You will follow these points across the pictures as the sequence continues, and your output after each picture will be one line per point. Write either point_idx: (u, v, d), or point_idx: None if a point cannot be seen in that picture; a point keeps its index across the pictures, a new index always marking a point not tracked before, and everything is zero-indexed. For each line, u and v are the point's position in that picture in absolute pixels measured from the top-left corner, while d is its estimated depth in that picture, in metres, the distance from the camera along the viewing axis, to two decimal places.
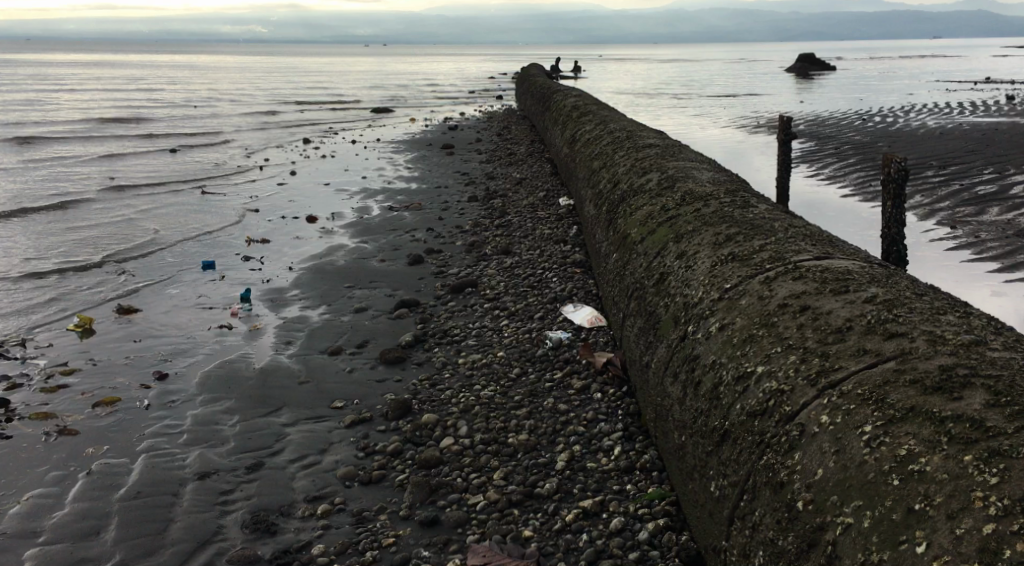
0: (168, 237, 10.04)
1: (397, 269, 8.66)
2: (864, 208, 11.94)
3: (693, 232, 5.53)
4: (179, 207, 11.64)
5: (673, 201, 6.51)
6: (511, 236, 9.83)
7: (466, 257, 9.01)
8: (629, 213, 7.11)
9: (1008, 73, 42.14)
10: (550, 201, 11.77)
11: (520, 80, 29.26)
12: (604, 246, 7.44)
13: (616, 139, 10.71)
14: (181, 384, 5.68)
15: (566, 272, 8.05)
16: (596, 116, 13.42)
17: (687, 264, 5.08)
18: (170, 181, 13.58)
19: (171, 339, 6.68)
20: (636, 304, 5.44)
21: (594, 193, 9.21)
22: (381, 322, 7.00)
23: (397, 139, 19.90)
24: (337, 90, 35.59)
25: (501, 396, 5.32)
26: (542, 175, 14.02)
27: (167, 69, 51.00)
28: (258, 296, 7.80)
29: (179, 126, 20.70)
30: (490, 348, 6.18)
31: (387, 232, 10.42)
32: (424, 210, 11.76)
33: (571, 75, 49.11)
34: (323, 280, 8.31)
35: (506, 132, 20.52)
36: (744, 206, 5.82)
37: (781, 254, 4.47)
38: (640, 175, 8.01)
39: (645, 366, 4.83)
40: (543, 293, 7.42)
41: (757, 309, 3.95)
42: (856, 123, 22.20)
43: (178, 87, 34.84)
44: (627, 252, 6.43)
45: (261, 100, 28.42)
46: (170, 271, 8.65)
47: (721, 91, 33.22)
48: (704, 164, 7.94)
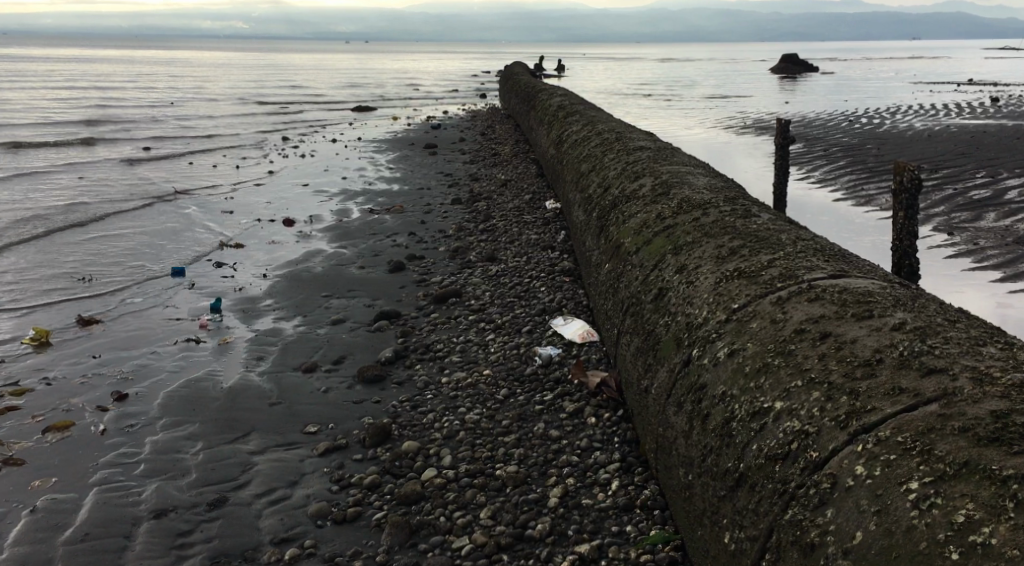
0: (137, 242, 9.61)
1: (378, 277, 8.27)
2: (858, 212, 11.65)
3: (695, 244, 5.17)
4: (151, 212, 11.19)
5: (670, 209, 6.15)
6: (497, 242, 9.46)
7: (450, 264, 8.63)
8: (622, 221, 6.74)
9: (990, 74, 42.20)
10: (536, 204, 11.41)
11: (504, 80, 28.87)
12: (595, 255, 7.07)
13: (605, 140, 10.37)
14: (142, 406, 5.28)
15: (555, 282, 7.68)
16: (583, 116, 13.05)
17: (689, 280, 4.71)
18: (143, 185, 13.13)
19: (134, 354, 6.28)
20: (632, 321, 5.08)
21: (584, 197, 8.84)
22: (359, 335, 6.61)
23: (378, 138, 19.46)
24: (318, 88, 35.08)
25: (487, 421, 4.95)
26: (527, 176, 13.64)
27: (147, 66, 50.23)
28: (229, 306, 7.39)
29: (154, 126, 20.19)
30: (475, 366, 5.80)
31: (367, 237, 10.01)
32: (406, 213, 11.36)
33: (556, 73, 48.77)
34: (299, 289, 7.91)
35: (491, 131, 20.14)
36: (746, 216, 5.48)
37: (793, 271, 4.12)
38: (633, 180, 7.65)
39: (643, 391, 4.47)
40: (531, 304, 7.07)
41: (770, 335, 3.59)
42: (843, 124, 21.96)
43: (155, 84, 34.16)
44: (621, 263, 6.07)
45: (240, 99, 27.87)
46: (137, 279, 8.23)
47: (706, 92, 32.96)
48: (700, 170, 7.60)
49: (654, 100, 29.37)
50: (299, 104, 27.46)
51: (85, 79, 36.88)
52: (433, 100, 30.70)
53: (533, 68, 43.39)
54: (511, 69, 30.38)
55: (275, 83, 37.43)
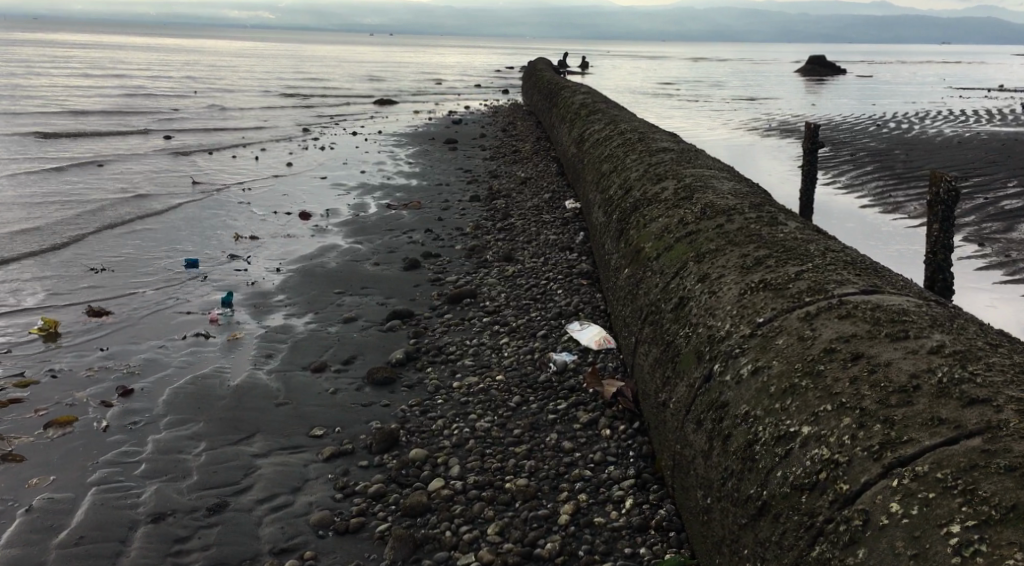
0: (152, 232, 9.52)
1: (393, 274, 8.13)
2: (885, 220, 11.40)
3: (718, 252, 4.99)
4: (168, 202, 11.11)
5: (693, 214, 5.96)
6: (514, 241, 9.30)
7: (466, 263, 8.47)
8: (643, 225, 6.56)
9: (1020, 81, 41.54)
10: (555, 203, 11.24)
11: (527, 76, 28.64)
12: (614, 259, 6.90)
13: (627, 140, 10.18)
14: (147, 402, 5.16)
15: (572, 284, 7.51)
16: (606, 115, 12.85)
17: (711, 290, 4.53)
18: (161, 175, 13.06)
19: (142, 347, 6.17)
20: (651, 331, 4.90)
21: (604, 198, 8.66)
22: (371, 335, 6.46)
23: (399, 132, 19.32)
24: (340, 80, 34.97)
25: (498, 429, 4.80)
26: (547, 175, 13.46)
27: (171, 54, 50.32)
28: (241, 301, 7.27)
29: (175, 116, 20.15)
30: (488, 370, 5.65)
31: (383, 233, 9.87)
32: (423, 209, 11.22)
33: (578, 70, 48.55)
34: (312, 285, 7.78)
35: (511, 128, 19.94)
36: (772, 224, 5.28)
37: (821, 285, 3.94)
38: (656, 182, 7.46)
39: (661, 405, 4.31)
40: (547, 307, 6.91)
41: (797, 353, 3.40)
42: (870, 129, 21.62)
43: (177, 72, 34.14)
44: (641, 268, 5.90)
45: (262, 90, 27.83)
46: (150, 270, 8.13)
47: (731, 93, 32.59)
48: (725, 173, 7.40)
49: (677, 100, 29.07)
50: (321, 96, 27.38)
51: (110, 66, 36.98)
52: (455, 95, 30.54)
53: (557, 64, 43.12)
54: (534, 65, 30.18)
55: (298, 74, 37.40)
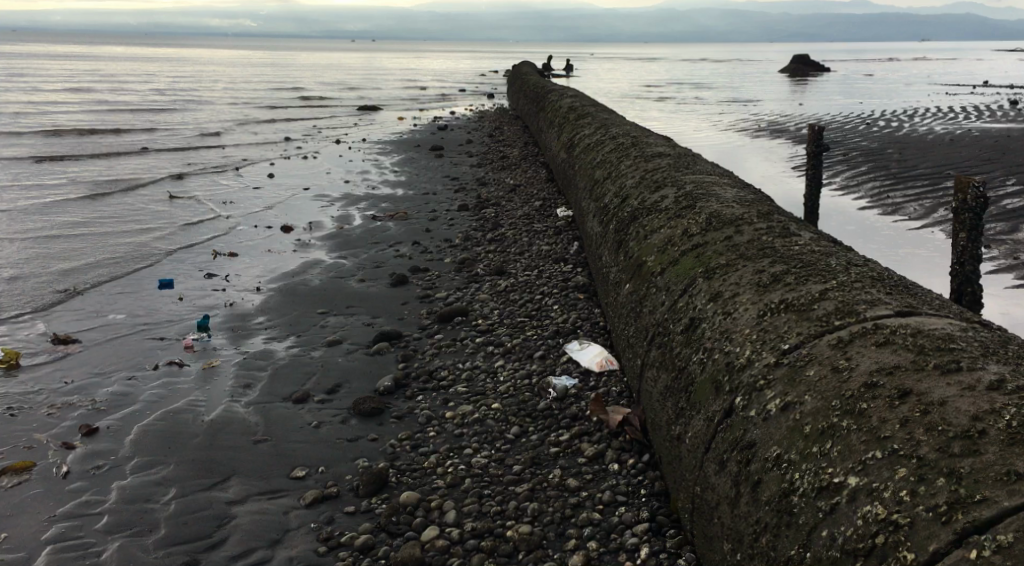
0: (126, 249, 9.09)
1: (380, 291, 7.74)
2: (885, 221, 11.09)
3: (730, 267, 4.63)
4: (144, 216, 10.67)
5: (698, 225, 5.59)
6: (505, 253, 8.93)
7: (456, 277, 8.10)
8: (644, 236, 6.20)
9: (1006, 76, 41.46)
10: (546, 211, 10.88)
11: (513, 78, 28.24)
12: (613, 273, 6.53)
13: (620, 145, 9.83)
14: (112, 442, 4.77)
15: (568, 300, 7.14)
16: (595, 119, 12.49)
17: (726, 310, 4.17)
18: (138, 187, 12.61)
19: (111, 379, 5.76)
20: (659, 354, 4.53)
21: (598, 207, 8.30)
22: (356, 359, 6.07)
23: (383, 139, 18.91)
24: (323, 87, 34.46)
25: (497, 465, 4.42)
26: (537, 181, 13.09)
27: (152, 62, 49.64)
28: (219, 323, 6.87)
29: (154, 125, 19.67)
30: (483, 398, 5.26)
31: (368, 246, 9.47)
32: (410, 220, 10.82)
33: (564, 72, 48.17)
34: (294, 304, 7.38)
35: (499, 133, 19.56)
36: (785, 235, 4.93)
37: (849, 305, 3.58)
38: (653, 190, 7.10)
39: (674, 439, 3.95)
40: (543, 325, 6.54)
41: (833, 386, 3.04)
42: (861, 127, 21.35)
43: (158, 81, 33.56)
44: (644, 284, 5.52)
45: (244, 98, 27.33)
46: (124, 291, 7.73)
47: (718, 94, 32.27)
48: (726, 180, 7.04)
49: (664, 102, 28.75)
50: (304, 103, 26.94)
51: (89, 75, 36.41)
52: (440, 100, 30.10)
53: (542, 66, 42.67)
54: (520, 68, 29.83)
55: (281, 80, 36.89)
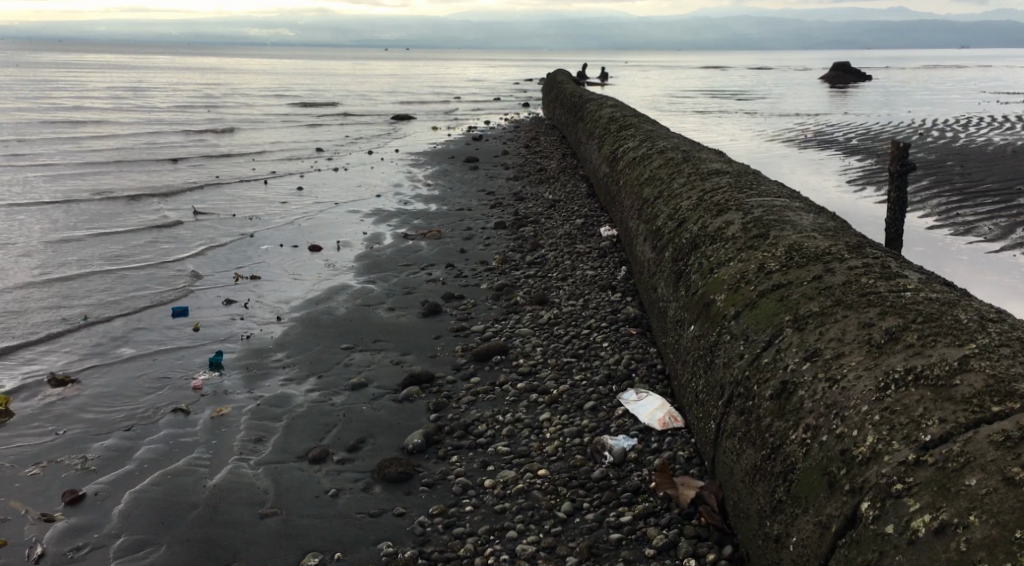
0: (142, 272, 8.52)
1: (411, 322, 7.05)
2: (959, 242, 10.18)
3: (828, 315, 3.87)
4: (164, 233, 10.12)
5: (778, 259, 4.83)
6: (547, 277, 8.23)
7: (494, 306, 7.40)
8: (709, 269, 5.44)
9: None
10: (589, 230, 10.15)
11: (549, 86, 27.48)
12: (671, 308, 5.77)
13: (669, 161, 9.09)
14: (100, 515, 4.16)
15: (619, 335, 6.40)
16: (640, 131, 11.74)
17: (829, 373, 3.41)
18: (160, 202, 12.05)
19: (107, 428, 5.14)
20: (742, 420, 3.79)
21: (650, 230, 7.55)
22: (383, 407, 5.39)
23: (417, 150, 18.27)
24: (355, 97, 33.90)
25: (547, 557, 3.76)
26: (578, 196, 12.34)
27: (189, 74, 49.66)
28: (233, 360, 6.22)
29: (183, 137, 19.18)
30: (528, 460, 4.56)
31: (399, 269, 8.81)
32: (443, 238, 10.15)
33: (600, 80, 47.35)
34: (317, 337, 6.72)
35: (535, 144, 18.86)
36: (890, 276, 4.15)
37: (1006, 381, 2.83)
38: (716, 214, 6.32)
39: (769, 539, 3.25)
40: (592, 367, 5.82)
41: (1011, 508, 2.48)
42: (914, 138, 20.34)
43: (191, 92, 33.18)
44: (714, 326, 4.76)
45: (275, 109, 26.86)
46: (133, 319, 7.13)
47: (760, 103, 31.32)
48: (799, 203, 6.24)
49: (705, 111, 27.87)
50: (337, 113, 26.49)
51: (124, 86, 36.46)
52: (474, 110, 29.44)
53: (576, 75, 41.93)
54: (556, 76, 29.05)
55: (315, 91, 36.56)
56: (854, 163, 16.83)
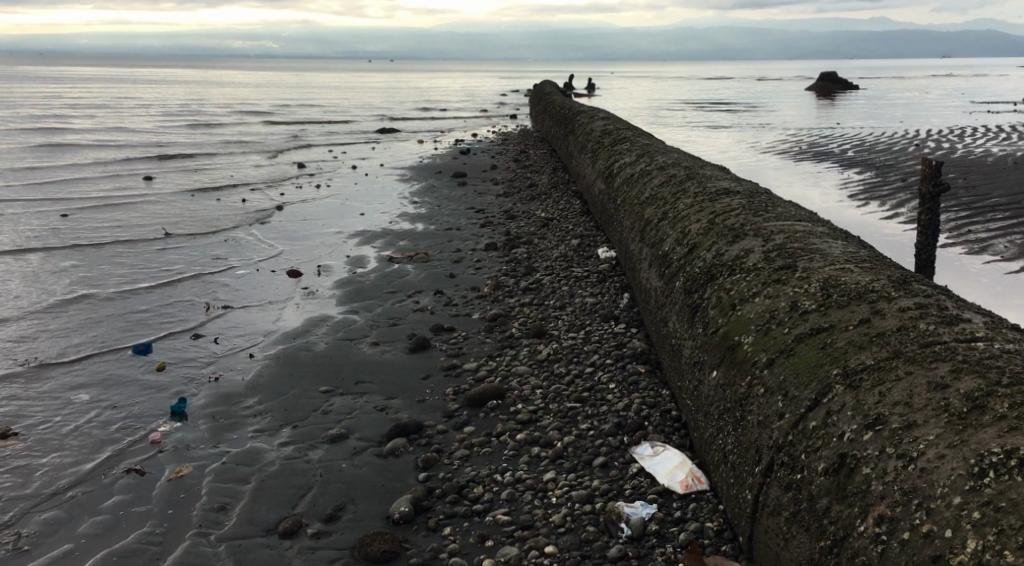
0: (106, 303, 7.90)
1: (397, 359, 6.44)
2: (975, 261, 9.66)
3: (887, 369, 3.29)
4: (134, 259, 9.49)
5: (813, 297, 4.25)
6: (543, 305, 7.65)
7: (487, 339, 6.81)
8: (731, 305, 4.86)
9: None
10: (585, 252, 9.58)
11: (536, 97, 26.91)
12: (687, 348, 5.18)
13: (671, 179, 8.52)
14: None
15: (626, 374, 5.80)
16: (636, 145, 11.18)
17: (899, 448, 2.93)
18: (132, 225, 11.38)
19: (51, 493, 4.55)
20: (790, 497, 3.25)
21: (655, 255, 6.97)
22: (366, 463, 4.81)
23: (402, 165, 17.65)
24: (339, 110, 33.25)
25: None
26: (572, 214, 11.79)
27: (172, 88, 48.85)
28: (199, 406, 5.62)
29: (159, 153, 18.47)
30: (534, 534, 4.00)
31: (383, 297, 8.20)
32: (431, 261, 9.56)
33: (586, 92, 46.98)
34: (294, 377, 6.12)
35: (524, 157, 18.28)
36: (954, 320, 3.59)
37: None
38: (732, 240, 5.75)
39: None
40: (599, 412, 5.24)
41: None
42: (910, 149, 19.89)
43: (170, 106, 32.36)
44: (742, 374, 4.17)
45: (255, 124, 26.14)
46: (90, 358, 6.50)
47: (749, 114, 30.89)
48: (823, 229, 5.69)
49: (695, 123, 27.40)
50: (320, 127, 25.84)
51: (108, 100, 35.79)
52: (461, 122, 28.83)
53: (563, 86, 41.50)
54: (544, 87, 28.48)
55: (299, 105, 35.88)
56: (852, 177, 16.33)
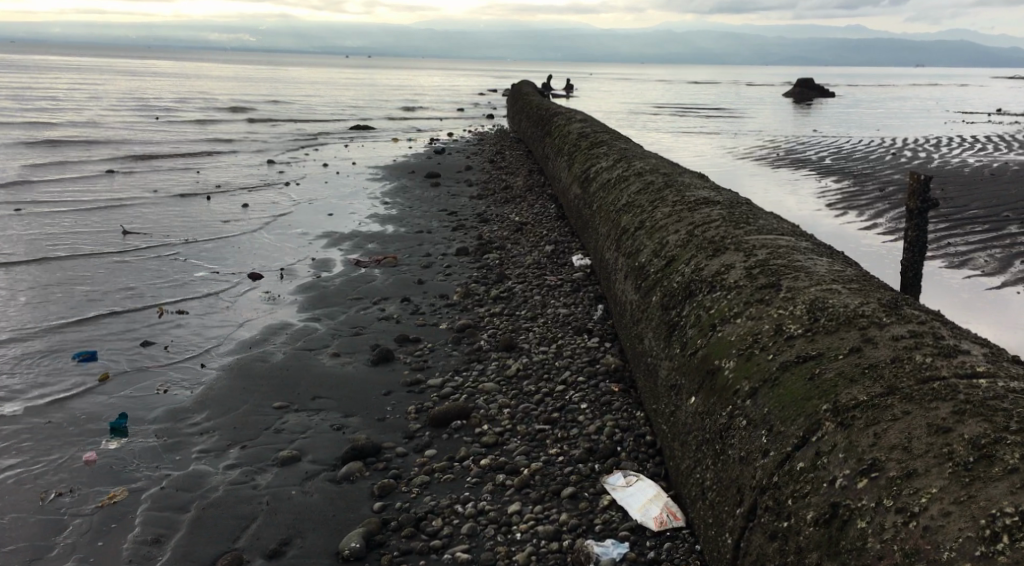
0: (54, 307, 7.49)
1: (358, 372, 6.10)
2: (956, 276, 9.47)
3: (881, 407, 3.01)
4: (88, 259, 9.07)
5: (799, 321, 3.98)
6: (514, 316, 7.35)
7: (454, 352, 6.50)
8: (711, 326, 4.57)
9: (1008, 104, 40.23)
10: (559, 259, 9.28)
11: (514, 98, 26.60)
12: (663, 369, 4.89)
13: (649, 186, 8.23)
14: None
15: (599, 394, 5.50)
16: (613, 149, 10.90)
17: (897, 501, 2.73)
18: (90, 222, 10.95)
19: None
20: (775, 546, 3.01)
21: (631, 266, 6.68)
22: (318, 490, 4.49)
23: (375, 164, 17.26)
24: (314, 107, 32.71)
25: None
26: (547, 219, 11.49)
27: (143, 80, 47.97)
28: (141, 422, 5.26)
29: (123, 148, 17.94)
30: None
31: (348, 303, 7.85)
32: (400, 266, 9.23)
33: (564, 93, 46.77)
34: (247, 390, 5.77)
35: (500, 159, 17.96)
36: (954, 352, 3.31)
37: None
38: (712, 254, 5.47)
39: None
40: (569, 435, 4.94)
41: None
42: (887, 158, 19.77)
43: (140, 99, 31.64)
44: (722, 404, 3.89)
45: (227, 119, 25.60)
46: (29, 365, 6.11)
47: (728, 119, 30.72)
48: (808, 244, 5.43)
49: (673, 127, 27.22)
50: (293, 124, 25.36)
51: (78, 91, 34.99)
52: (438, 121, 28.45)
53: (541, 87, 41.25)
54: (523, 86, 28.13)
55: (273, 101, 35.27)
56: (831, 186, 16.15)
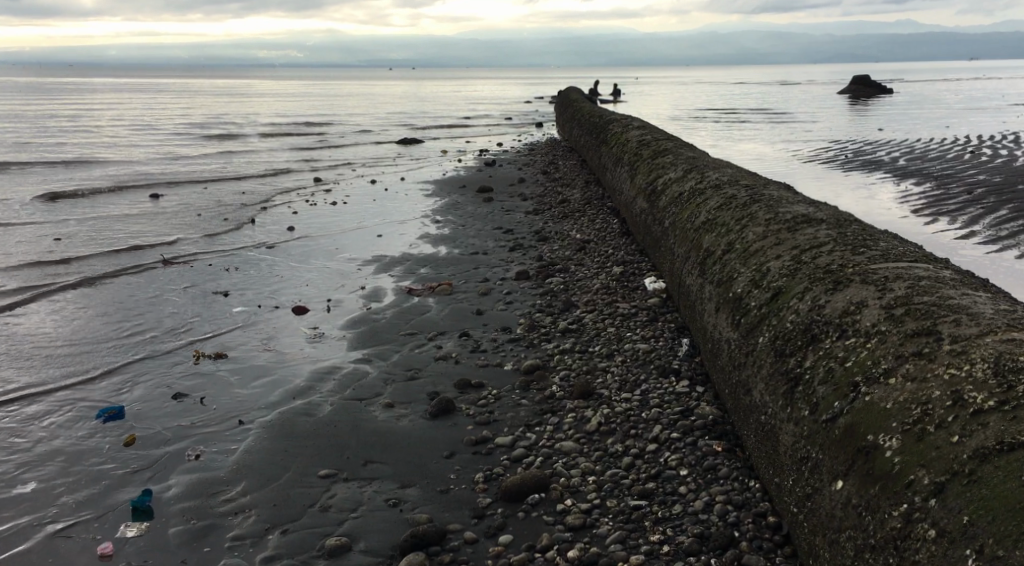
0: (84, 353, 6.90)
1: (414, 428, 5.30)
2: None
3: None
4: (125, 296, 8.49)
5: (985, 388, 3.19)
6: (586, 354, 6.49)
7: (522, 400, 5.66)
8: (855, 383, 3.66)
9: None
10: (630, 282, 8.39)
11: (563, 104, 25.70)
12: (785, 435, 3.98)
13: (731, 201, 7.30)
14: None
15: (700, 455, 4.59)
16: (680, 158, 9.98)
17: None
18: (130, 254, 10.40)
19: None
20: None
21: (724, 295, 5.73)
22: None
23: (425, 181, 16.56)
24: (361, 123, 32.17)
25: None
26: (610, 235, 10.61)
27: (189, 102, 48.12)
28: (167, 498, 4.57)
29: (169, 176, 17.52)
30: None
31: (402, 339, 7.10)
32: (455, 294, 8.44)
33: (613, 99, 45.73)
34: (289, 452, 5.01)
35: (553, 170, 17.12)
36: None
37: None
38: (832, 286, 4.49)
39: None
40: (674, 510, 4.11)
41: None
42: (967, 157, 18.46)
43: (188, 123, 31.44)
44: (890, 497, 3.20)
45: (272, 140, 25.13)
46: (52, 427, 5.50)
47: (787, 121, 29.42)
48: (951, 274, 4.49)
49: (730, 132, 26.07)
50: (338, 142, 24.78)
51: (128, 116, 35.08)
52: (486, 133, 27.67)
53: (589, 93, 40.29)
54: (573, 92, 27.20)
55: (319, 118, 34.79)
56: (913, 189, 15.01)
